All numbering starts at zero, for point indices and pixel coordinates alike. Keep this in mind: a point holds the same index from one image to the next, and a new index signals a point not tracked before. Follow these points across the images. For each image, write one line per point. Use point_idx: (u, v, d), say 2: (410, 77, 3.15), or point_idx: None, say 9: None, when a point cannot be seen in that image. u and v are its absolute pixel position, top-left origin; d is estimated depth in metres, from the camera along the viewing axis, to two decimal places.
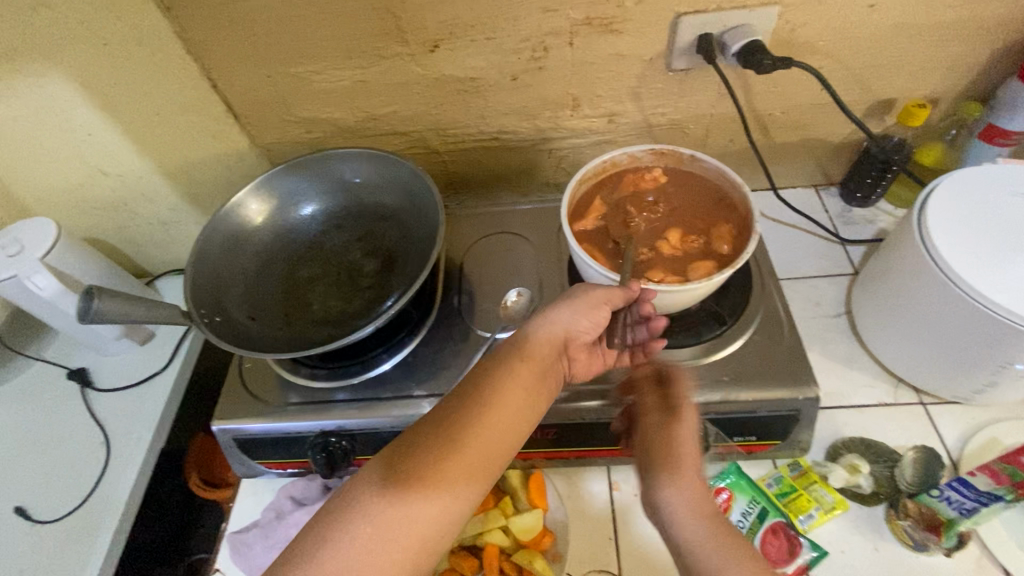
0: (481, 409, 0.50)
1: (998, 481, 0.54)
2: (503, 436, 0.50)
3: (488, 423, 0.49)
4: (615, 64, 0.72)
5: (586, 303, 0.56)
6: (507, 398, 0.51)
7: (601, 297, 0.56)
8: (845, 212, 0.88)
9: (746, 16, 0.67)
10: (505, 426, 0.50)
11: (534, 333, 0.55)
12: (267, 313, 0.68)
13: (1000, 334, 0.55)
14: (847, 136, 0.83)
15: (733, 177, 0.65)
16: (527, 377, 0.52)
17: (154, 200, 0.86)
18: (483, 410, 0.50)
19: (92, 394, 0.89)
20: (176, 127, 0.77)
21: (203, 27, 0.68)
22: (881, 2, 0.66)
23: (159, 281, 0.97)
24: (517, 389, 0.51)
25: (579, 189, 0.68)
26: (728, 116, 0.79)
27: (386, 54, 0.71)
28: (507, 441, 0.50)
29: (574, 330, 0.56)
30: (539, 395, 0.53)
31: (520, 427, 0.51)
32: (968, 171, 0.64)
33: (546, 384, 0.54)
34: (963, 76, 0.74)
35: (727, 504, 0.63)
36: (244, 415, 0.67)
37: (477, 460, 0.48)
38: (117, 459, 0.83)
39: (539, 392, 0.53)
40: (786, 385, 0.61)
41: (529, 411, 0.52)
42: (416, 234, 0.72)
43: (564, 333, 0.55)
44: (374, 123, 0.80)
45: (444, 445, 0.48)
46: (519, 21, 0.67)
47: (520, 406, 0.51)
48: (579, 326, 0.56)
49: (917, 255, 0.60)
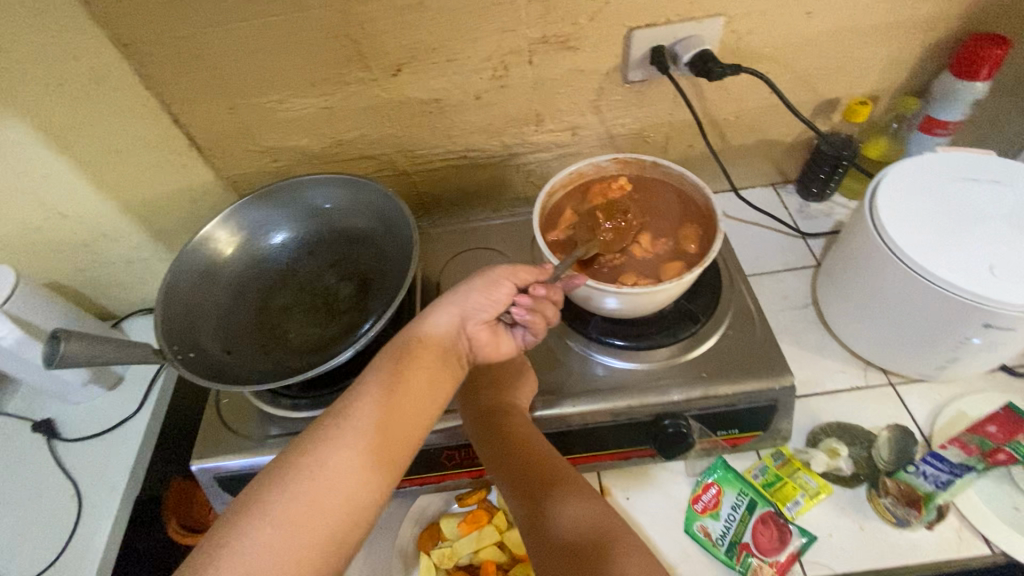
0: (386, 390, 0.49)
1: (968, 452, 0.57)
2: (415, 416, 0.49)
3: (398, 404, 0.48)
4: (574, 79, 0.75)
5: (484, 282, 0.56)
6: (414, 376, 0.50)
7: (503, 274, 0.57)
8: (803, 207, 0.92)
9: (695, 27, 0.70)
10: (417, 408, 0.50)
11: (430, 314, 0.54)
12: (243, 345, 0.67)
13: (954, 311, 0.58)
14: (798, 135, 0.87)
15: (694, 179, 0.67)
16: (433, 356, 0.52)
17: (119, 238, 0.84)
18: (389, 391, 0.49)
19: (60, 444, 0.85)
20: (139, 164, 0.76)
21: (162, 63, 0.67)
22: (816, 9, 0.70)
23: (126, 321, 0.94)
24: (422, 373, 0.51)
25: (548, 200, 0.69)
26: (686, 123, 0.83)
27: (349, 80, 0.72)
28: (419, 420, 0.50)
29: (472, 308, 0.55)
30: (447, 373, 0.53)
31: (432, 405, 0.51)
32: (911, 161, 0.68)
33: (451, 363, 0.54)
34: (898, 74, 0.79)
35: (716, 498, 0.65)
36: (224, 452, 0.65)
37: (389, 443, 0.47)
38: (91, 510, 0.79)
39: (446, 369, 0.53)
40: (761, 377, 0.63)
41: (438, 390, 0.52)
42: (391, 255, 0.72)
43: (460, 312, 0.55)
44: (342, 148, 0.80)
45: (354, 432, 0.46)
46: (478, 42, 0.69)
47: (431, 385, 0.51)
48: (477, 306, 0.55)
49: (871, 242, 0.63)
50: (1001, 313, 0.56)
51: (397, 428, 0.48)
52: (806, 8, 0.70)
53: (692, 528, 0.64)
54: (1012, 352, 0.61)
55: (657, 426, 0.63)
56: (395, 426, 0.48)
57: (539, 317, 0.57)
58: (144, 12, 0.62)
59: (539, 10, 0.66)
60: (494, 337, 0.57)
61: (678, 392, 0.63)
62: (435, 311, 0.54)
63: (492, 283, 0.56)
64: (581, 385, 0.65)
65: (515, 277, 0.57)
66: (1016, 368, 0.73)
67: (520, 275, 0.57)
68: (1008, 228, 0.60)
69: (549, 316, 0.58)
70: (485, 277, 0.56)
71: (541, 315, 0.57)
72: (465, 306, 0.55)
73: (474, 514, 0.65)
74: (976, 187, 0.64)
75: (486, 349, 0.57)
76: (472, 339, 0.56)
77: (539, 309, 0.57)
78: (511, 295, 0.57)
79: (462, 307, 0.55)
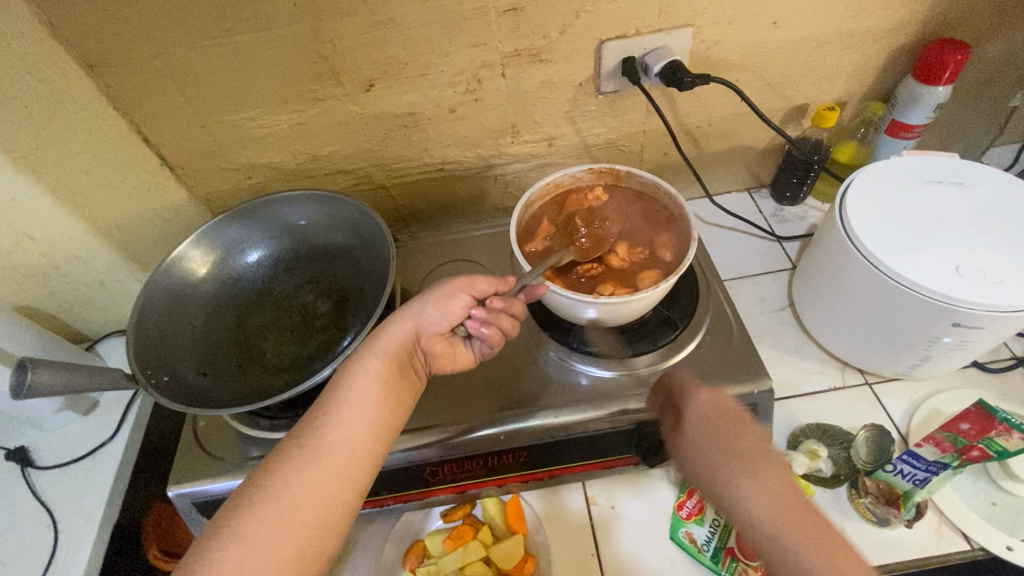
0: (338, 413, 0.51)
1: (942, 449, 0.56)
2: (369, 435, 0.51)
3: (349, 426, 0.51)
4: (547, 91, 0.75)
5: (439, 295, 0.59)
6: (366, 398, 0.52)
7: (459, 287, 0.60)
8: (777, 211, 0.93)
9: (664, 38, 0.71)
10: (370, 427, 0.51)
11: (387, 324, 0.57)
12: (219, 367, 0.66)
13: (922, 311, 0.59)
14: (770, 141, 0.89)
15: (668, 188, 0.68)
16: (385, 376, 0.54)
17: (91, 260, 0.82)
18: (341, 414, 0.51)
19: (33, 473, 0.83)
20: (110, 184, 0.75)
21: (131, 83, 0.67)
22: (782, 19, 0.72)
23: (101, 343, 0.92)
24: (378, 390, 0.53)
25: (525, 212, 0.70)
26: (660, 131, 0.84)
27: (322, 96, 0.71)
28: (374, 438, 0.51)
29: (429, 320, 0.59)
30: (400, 390, 0.55)
31: (388, 422, 0.53)
32: (878, 165, 0.69)
33: (404, 381, 0.55)
34: (863, 79, 0.81)
35: (701, 504, 0.64)
36: (203, 476, 0.64)
37: (343, 464, 0.49)
38: (66, 540, 0.77)
39: (399, 387, 0.54)
40: (740, 381, 0.64)
41: (392, 407, 0.53)
42: (368, 270, 0.71)
43: (415, 325, 0.58)
44: (317, 163, 0.80)
45: (308, 458, 0.48)
46: (450, 57, 0.69)
47: (384, 405, 0.53)
48: (434, 319, 0.59)
49: (842, 246, 0.64)
50: (970, 313, 0.57)
51: (351, 448, 0.50)
52: (771, 18, 0.71)
53: (677, 534, 0.64)
54: (981, 350, 0.63)
55: (639, 435, 0.63)
56: (349, 447, 0.50)
57: (493, 328, 0.59)
58: (110, 32, 0.62)
59: (510, 24, 0.67)
60: (450, 348, 0.61)
61: (659, 400, 0.63)
62: (395, 323, 0.57)
63: (449, 296, 0.59)
64: (564, 396, 0.66)
65: (471, 290, 0.60)
66: (986, 363, 0.74)
67: (477, 288, 0.61)
68: (972, 229, 0.62)
69: (506, 328, 0.60)
70: (442, 291, 0.59)
71: (495, 327, 0.60)
72: (422, 319, 0.58)
73: (458, 530, 0.64)
74: (940, 190, 0.66)
75: (442, 360, 0.60)
76: (429, 351, 0.60)
77: (494, 321, 0.59)
78: (466, 307, 0.60)
79: (417, 320, 0.58)
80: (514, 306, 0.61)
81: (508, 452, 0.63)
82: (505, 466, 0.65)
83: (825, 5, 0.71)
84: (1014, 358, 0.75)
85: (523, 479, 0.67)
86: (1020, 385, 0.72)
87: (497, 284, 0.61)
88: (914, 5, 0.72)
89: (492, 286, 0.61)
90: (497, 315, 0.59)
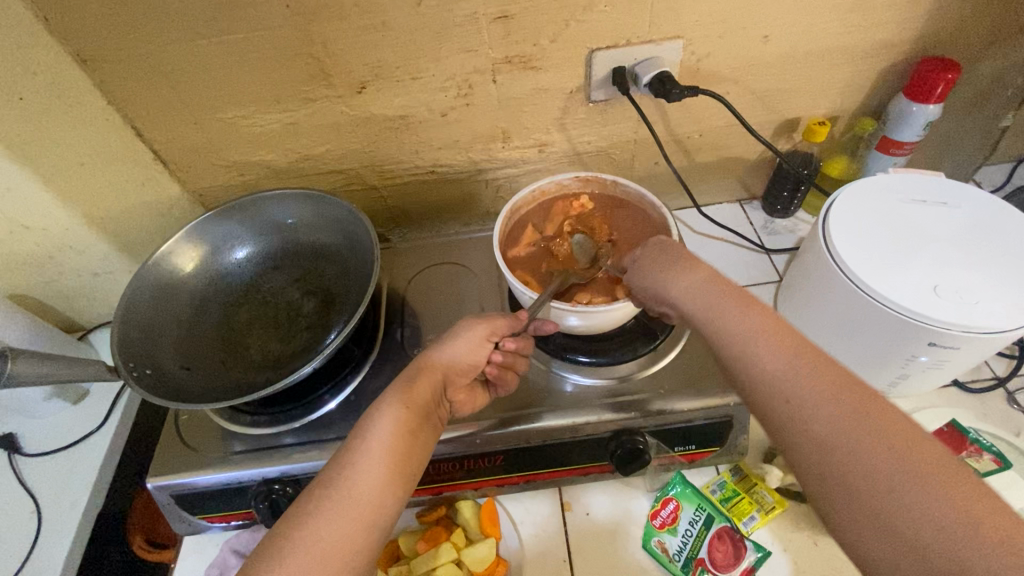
0: (364, 462, 0.48)
1: None
2: (396, 485, 0.48)
3: (377, 476, 0.48)
4: (538, 98, 0.76)
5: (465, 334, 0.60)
6: (393, 445, 0.50)
7: (483, 334, 0.60)
8: (768, 223, 0.94)
9: (654, 49, 0.72)
10: (398, 476, 0.49)
11: (415, 367, 0.56)
12: (202, 361, 0.67)
13: (901, 329, 0.59)
14: (762, 154, 0.89)
15: (652, 197, 0.69)
16: (410, 423, 0.52)
17: (83, 252, 0.83)
18: (368, 463, 0.48)
19: (21, 460, 0.84)
20: (103, 178, 0.75)
21: (125, 78, 0.68)
22: (773, 33, 0.72)
23: (94, 333, 0.93)
24: (401, 432, 0.51)
25: (510, 218, 0.71)
26: (650, 141, 0.84)
27: (314, 97, 0.72)
28: (401, 487, 0.49)
29: (454, 369, 0.58)
30: (423, 438, 0.53)
31: (412, 470, 0.50)
32: (863, 181, 0.70)
33: (426, 428, 0.54)
34: (855, 95, 0.81)
35: (674, 514, 0.64)
36: (183, 468, 0.65)
37: (372, 516, 0.46)
38: (50, 527, 0.78)
39: (422, 434, 0.53)
40: (717, 392, 0.64)
41: (416, 454, 0.51)
42: (354, 269, 0.72)
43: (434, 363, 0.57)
44: (309, 162, 0.80)
45: (337, 510, 0.45)
46: (441, 62, 0.70)
47: (409, 452, 0.51)
48: (459, 367, 0.59)
49: (823, 261, 0.64)
50: (945, 332, 0.57)
51: (379, 499, 0.47)
52: (762, 32, 0.72)
53: (649, 544, 0.65)
54: (958, 368, 0.63)
55: (614, 442, 0.63)
56: (377, 498, 0.47)
57: (508, 370, 0.64)
58: (105, 28, 0.62)
59: (500, 31, 0.68)
60: (471, 393, 0.62)
61: (635, 409, 0.64)
62: (422, 373, 0.56)
63: (474, 345, 0.60)
64: (543, 401, 0.66)
65: (493, 335, 0.61)
66: (967, 383, 0.74)
67: (498, 333, 0.61)
68: (951, 249, 0.62)
69: (518, 368, 0.65)
70: (466, 338, 0.59)
71: (510, 369, 0.64)
72: (448, 368, 0.58)
73: (432, 531, 0.65)
74: (923, 209, 0.66)
75: (466, 406, 0.61)
76: (453, 400, 0.60)
77: (508, 365, 0.64)
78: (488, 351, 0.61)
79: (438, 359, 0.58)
80: (523, 346, 0.64)
81: (485, 455, 0.64)
82: (480, 469, 0.65)
83: (816, 20, 0.71)
84: (995, 378, 0.75)
85: (499, 483, 0.67)
86: (1000, 406, 0.72)
87: (513, 325, 0.62)
88: (905, 24, 0.73)
89: (508, 328, 0.62)
90: (511, 359, 0.64)
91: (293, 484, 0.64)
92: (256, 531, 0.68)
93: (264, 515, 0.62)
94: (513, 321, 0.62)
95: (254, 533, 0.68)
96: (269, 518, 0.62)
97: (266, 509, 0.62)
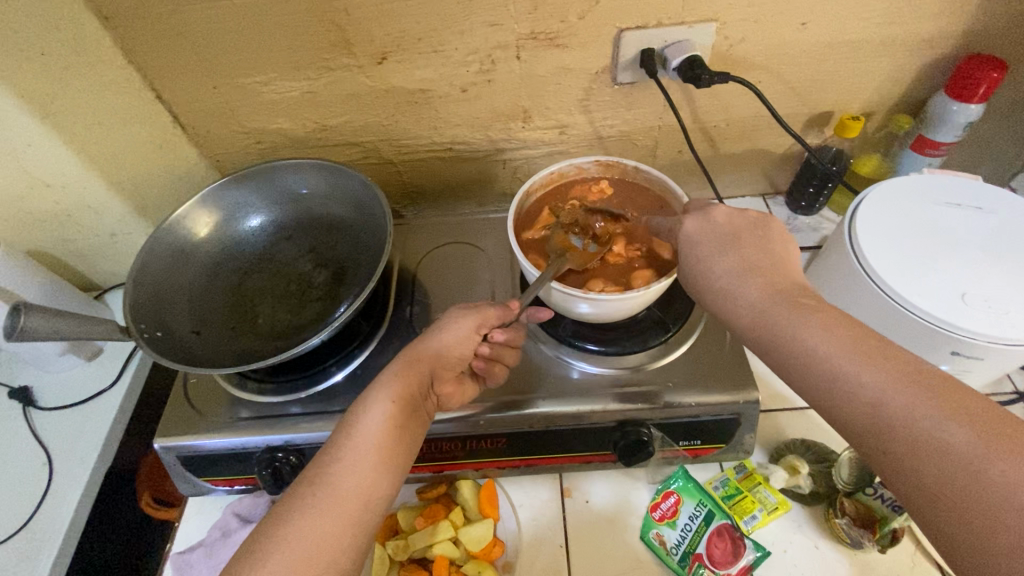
0: (350, 459, 0.48)
1: None
2: (383, 482, 0.48)
3: (363, 473, 0.48)
4: (562, 77, 0.74)
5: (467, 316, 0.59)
6: (380, 443, 0.50)
7: (472, 328, 0.59)
8: (791, 220, 0.91)
9: (685, 32, 0.69)
10: (384, 472, 0.49)
11: (404, 362, 0.55)
12: (212, 327, 0.67)
13: (925, 336, 0.57)
14: (790, 147, 0.86)
15: (674, 186, 0.67)
16: (397, 419, 0.51)
17: (101, 212, 0.83)
18: (354, 460, 0.48)
19: (34, 413, 0.85)
20: (121, 139, 0.75)
21: (146, 38, 0.67)
22: (812, 20, 0.69)
23: (109, 294, 0.94)
24: (389, 428, 0.50)
25: (526, 201, 0.70)
26: (675, 128, 0.82)
27: (334, 66, 0.71)
28: (388, 484, 0.49)
29: (439, 361, 0.57)
30: (411, 434, 0.52)
31: (399, 465, 0.50)
32: (895, 182, 0.67)
33: (416, 422, 0.53)
34: (894, 91, 0.78)
35: (675, 507, 0.63)
36: (189, 432, 0.65)
37: (359, 513, 0.47)
38: (61, 479, 0.80)
39: (410, 430, 0.52)
40: (727, 390, 0.63)
41: (403, 450, 0.51)
42: (367, 244, 0.72)
43: (437, 353, 0.56)
44: (326, 133, 0.80)
45: (322, 505, 0.46)
46: (465, 35, 0.68)
47: (395, 449, 0.50)
48: (445, 360, 0.57)
49: (847, 261, 0.62)
50: (970, 342, 0.55)
51: (367, 497, 0.47)
52: (800, 19, 0.69)
53: (648, 536, 0.65)
54: (980, 380, 0.61)
55: (619, 432, 0.62)
56: (364, 495, 0.47)
57: (496, 362, 0.63)
58: None
59: (527, 7, 0.65)
60: (459, 386, 0.61)
61: (641, 400, 0.63)
62: (411, 365, 0.55)
63: (462, 337, 0.58)
64: (549, 387, 0.65)
65: (482, 328, 0.59)
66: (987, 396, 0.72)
67: (486, 325, 0.60)
68: (983, 255, 0.60)
69: (507, 360, 0.64)
70: (455, 331, 0.58)
71: (498, 361, 0.64)
72: (435, 362, 0.56)
73: (430, 509, 0.65)
74: (956, 212, 0.64)
75: (455, 399, 0.60)
76: (440, 393, 0.58)
77: (496, 357, 0.63)
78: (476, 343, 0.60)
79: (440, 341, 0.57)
80: (513, 337, 0.64)
81: (488, 437, 0.64)
82: (483, 450, 0.65)
83: (859, 9, 0.68)
84: (1016, 392, 0.72)
85: (499, 465, 0.67)
86: None
87: (501, 314, 0.61)
88: (953, 17, 0.69)
89: (497, 319, 0.61)
90: (500, 350, 0.63)
91: (297, 454, 0.64)
92: (258, 497, 0.69)
93: (266, 482, 0.63)
94: (502, 311, 0.61)
95: (257, 499, 0.69)
96: (271, 486, 0.63)
97: (268, 475, 0.62)
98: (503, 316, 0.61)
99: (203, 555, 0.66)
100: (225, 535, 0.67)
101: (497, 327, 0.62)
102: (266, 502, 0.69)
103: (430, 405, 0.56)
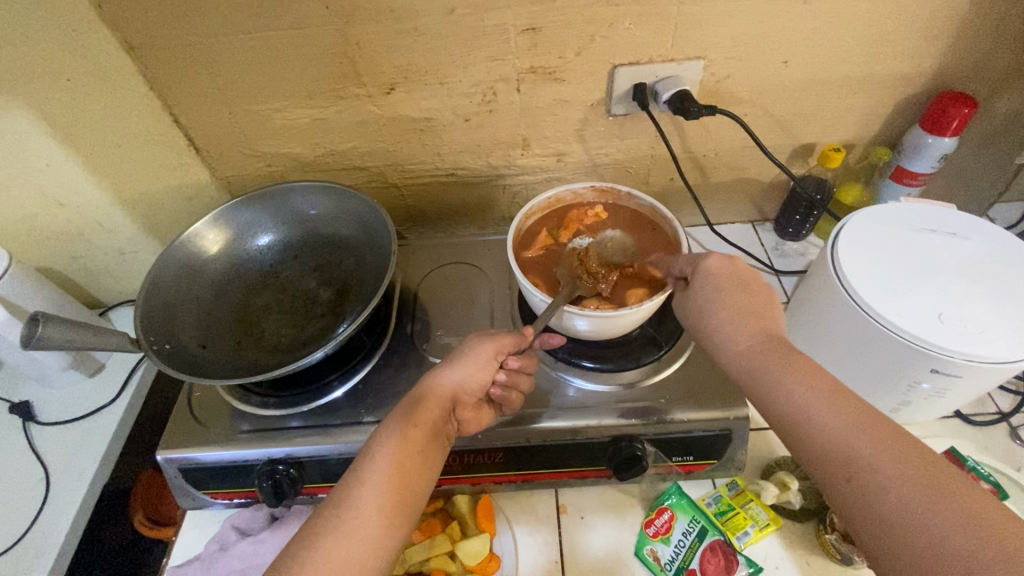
0: (373, 481, 0.50)
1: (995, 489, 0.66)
2: (405, 500, 0.50)
3: (384, 496, 0.49)
4: (559, 109, 0.78)
5: (475, 349, 0.60)
6: (403, 465, 0.51)
7: (490, 353, 0.61)
8: (779, 245, 0.95)
9: (674, 68, 0.74)
10: (405, 492, 0.50)
11: (423, 392, 0.57)
12: (219, 341, 0.69)
13: (907, 354, 0.60)
14: (775, 177, 0.91)
15: (664, 211, 0.70)
16: (417, 442, 0.53)
17: (112, 230, 0.85)
18: (378, 480, 0.50)
19: (34, 428, 0.86)
20: (136, 159, 0.78)
21: (167, 68, 0.71)
22: (793, 59, 0.74)
23: (115, 310, 0.96)
24: (410, 451, 0.52)
25: (524, 222, 0.73)
26: (665, 157, 0.86)
27: (345, 95, 0.75)
28: (410, 504, 0.51)
29: (461, 386, 0.59)
30: (431, 456, 0.54)
31: (420, 487, 0.52)
32: (874, 209, 0.71)
33: (435, 445, 0.55)
34: (873, 124, 0.83)
35: (669, 524, 0.65)
36: (191, 444, 0.66)
37: (382, 533, 0.48)
38: (58, 494, 0.80)
39: (430, 452, 0.54)
40: (720, 406, 0.65)
41: (423, 472, 0.53)
42: (371, 263, 0.74)
43: (452, 388, 0.58)
44: (334, 157, 0.83)
45: (347, 527, 0.47)
46: (469, 68, 0.73)
47: (417, 471, 0.52)
48: (467, 385, 0.59)
49: (830, 282, 0.65)
50: (948, 360, 0.58)
51: (388, 517, 0.49)
52: (782, 57, 0.73)
53: (642, 552, 0.65)
54: (960, 399, 0.64)
55: (613, 447, 0.64)
56: (386, 516, 0.49)
57: (513, 390, 0.63)
58: (151, 17, 0.65)
59: (528, 43, 0.70)
60: (478, 411, 0.61)
61: (635, 417, 0.65)
62: (431, 390, 0.57)
63: (482, 364, 0.60)
64: (547, 404, 0.67)
65: (499, 354, 0.61)
66: (970, 416, 0.74)
67: (502, 351, 0.62)
68: (960, 279, 0.63)
69: (523, 388, 0.64)
70: (474, 357, 0.60)
71: (515, 389, 0.63)
72: (458, 387, 0.58)
73: (428, 523, 0.68)
74: (933, 238, 0.67)
75: (472, 424, 0.60)
76: (460, 418, 0.59)
77: (513, 384, 0.63)
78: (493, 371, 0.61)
79: (461, 378, 0.59)
80: (527, 364, 0.65)
81: (484, 451, 0.65)
82: (480, 465, 0.66)
83: (834, 50, 0.73)
84: (998, 413, 0.75)
85: (497, 480, 0.68)
86: (1001, 441, 0.72)
87: (517, 342, 0.62)
88: (924, 57, 0.74)
89: (514, 346, 0.62)
90: (515, 377, 0.63)
91: (297, 467, 0.66)
92: (257, 511, 0.70)
93: (266, 494, 0.63)
94: (518, 337, 0.62)
95: (256, 512, 0.70)
96: (271, 499, 0.63)
97: (268, 488, 0.63)
98: (519, 344, 0.62)
99: (201, 568, 0.66)
100: (223, 549, 0.67)
101: (513, 353, 0.63)
102: (265, 516, 0.70)
103: (449, 431, 0.58)
